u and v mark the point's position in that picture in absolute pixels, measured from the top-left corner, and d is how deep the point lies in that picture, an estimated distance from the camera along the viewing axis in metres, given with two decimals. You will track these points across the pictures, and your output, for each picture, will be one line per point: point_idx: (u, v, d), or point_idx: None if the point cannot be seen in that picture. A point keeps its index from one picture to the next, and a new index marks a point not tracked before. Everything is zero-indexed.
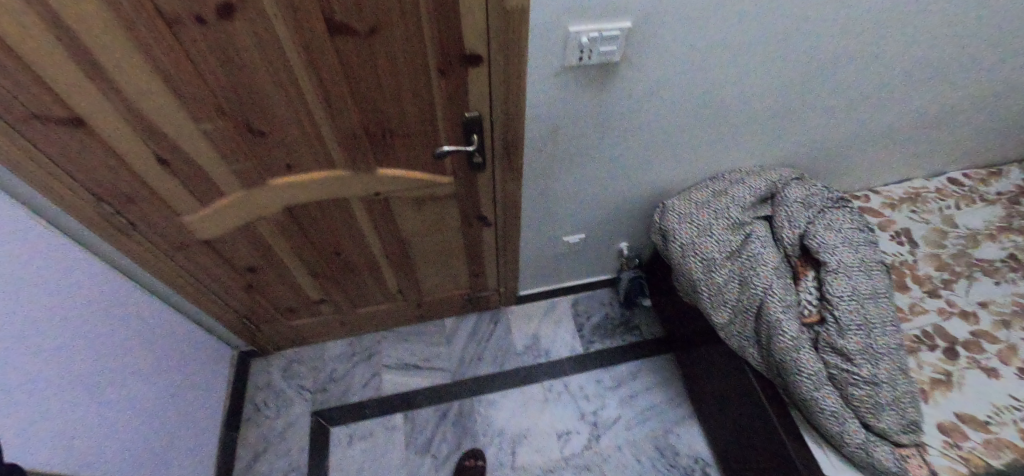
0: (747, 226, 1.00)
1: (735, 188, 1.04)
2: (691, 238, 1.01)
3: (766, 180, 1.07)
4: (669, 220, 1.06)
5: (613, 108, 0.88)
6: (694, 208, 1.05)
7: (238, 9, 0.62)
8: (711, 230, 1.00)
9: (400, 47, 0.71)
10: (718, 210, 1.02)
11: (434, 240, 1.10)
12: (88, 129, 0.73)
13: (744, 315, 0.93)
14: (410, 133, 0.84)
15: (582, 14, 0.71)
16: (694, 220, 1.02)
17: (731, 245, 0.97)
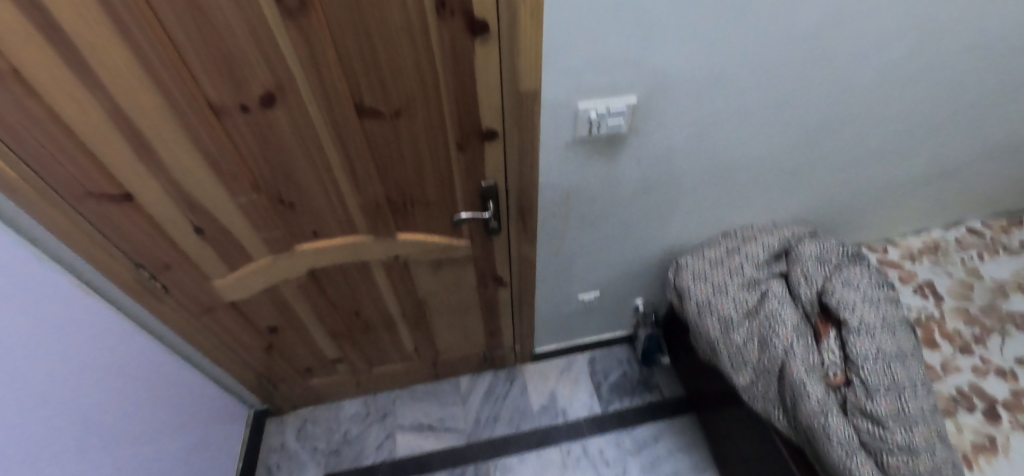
0: (763, 284, 1.00)
1: (748, 246, 1.06)
2: (706, 296, 1.01)
3: (779, 236, 1.08)
4: (683, 278, 1.06)
5: (622, 173, 0.92)
6: (707, 265, 1.05)
7: (279, 97, 0.70)
8: (726, 288, 1.00)
9: (422, 126, 0.77)
10: (732, 269, 1.03)
11: (451, 300, 1.12)
12: (135, 203, 0.79)
13: (767, 377, 0.91)
14: (429, 201, 0.88)
15: (589, 92, 0.77)
16: (708, 278, 1.03)
17: (748, 304, 0.97)
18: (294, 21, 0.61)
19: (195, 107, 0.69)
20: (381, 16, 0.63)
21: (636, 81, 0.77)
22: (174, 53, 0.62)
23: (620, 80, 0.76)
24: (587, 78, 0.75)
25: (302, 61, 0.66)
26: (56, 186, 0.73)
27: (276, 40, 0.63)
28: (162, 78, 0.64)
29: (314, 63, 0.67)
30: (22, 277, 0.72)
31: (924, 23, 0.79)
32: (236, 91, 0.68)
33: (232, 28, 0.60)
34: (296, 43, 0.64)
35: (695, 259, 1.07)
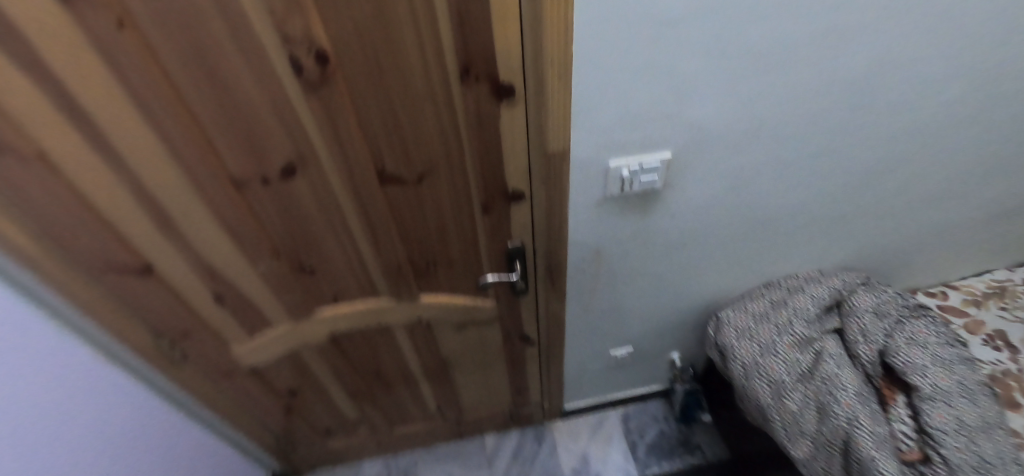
0: (816, 343, 0.91)
1: (795, 298, 0.97)
2: (753, 357, 0.92)
3: (830, 286, 0.99)
4: (725, 335, 0.98)
5: (655, 227, 0.87)
6: (752, 321, 0.97)
7: (300, 169, 0.68)
8: (775, 347, 0.92)
9: (446, 190, 0.74)
10: (780, 325, 0.94)
11: (476, 359, 1.06)
12: (154, 274, 0.77)
13: (830, 451, 0.82)
14: (454, 263, 0.84)
15: (620, 150, 0.73)
16: (754, 336, 0.95)
17: (802, 365, 0.88)
18: (316, 91, 0.60)
19: (214, 177, 0.67)
20: (404, 81, 0.61)
21: (670, 137, 0.73)
22: (194, 125, 0.61)
23: (652, 137, 0.72)
24: (619, 136, 0.71)
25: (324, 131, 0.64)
26: (76, 262, 0.71)
27: (298, 110, 0.62)
28: (181, 150, 0.63)
29: (336, 134, 0.65)
30: (25, 350, 0.69)
31: (975, 63, 0.74)
32: (256, 162, 0.66)
33: (254, 102, 0.60)
34: (318, 113, 0.62)
35: (737, 313, 0.99)
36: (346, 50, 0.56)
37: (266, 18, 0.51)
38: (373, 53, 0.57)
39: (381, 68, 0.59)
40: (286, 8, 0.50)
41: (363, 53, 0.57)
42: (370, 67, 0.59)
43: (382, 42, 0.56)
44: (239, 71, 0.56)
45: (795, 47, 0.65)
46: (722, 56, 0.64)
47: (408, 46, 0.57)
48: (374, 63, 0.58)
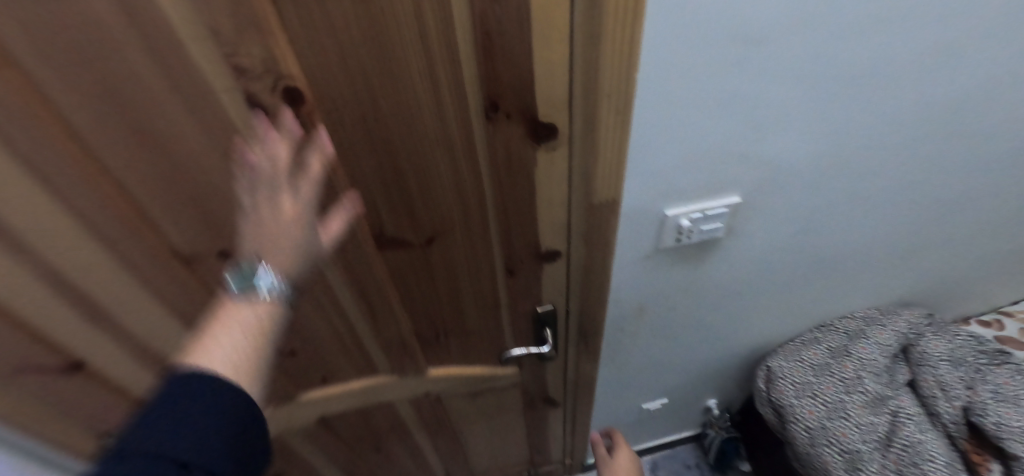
0: (889, 401, 0.83)
1: (859, 347, 0.87)
2: (820, 420, 0.83)
3: (895, 328, 0.88)
4: (782, 391, 0.87)
5: (709, 277, 0.73)
6: (811, 375, 0.87)
7: None
8: (845, 409, 0.82)
9: (462, 252, 0.58)
10: (846, 380, 0.85)
11: (493, 424, 0.91)
12: (87, 371, 0.59)
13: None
14: (469, 332, 0.69)
15: (681, 197, 0.58)
16: (817, 394, 0.85)
17: (878, 431, 0.80)
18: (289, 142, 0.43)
19: (157, 249, 0.50)
20: (410, 124, 0.45)
21: (740, 177, 0.59)
22: (118, 190, 0.44)
23: (721, 179, 0.58)
24: (680, 180, 0.57)
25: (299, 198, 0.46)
26: None
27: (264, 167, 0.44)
28: (102, 225, 0.46)
29: (318, 196, 0.48)
30: None
31: None
32: (213, 229, 0.50)
33: (201, 162, 0.44)
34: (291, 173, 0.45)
35: (793, 365, 0.88)
36: (328, 85, 0.40)
37: (208, 44, 0.35)
38: (366, 89, 0.41)
39: (377, 108, 0.43)
40: (236, 31, 0.34)
41: (352, 89, 0.41)
42: (363, 107, 0.42)
43: (380, 74, 0.40)
44: (178, 118, 0.40)
45: (896, 67, 0.52)
46: (813, 82, 0.51)
47: (415, 79, 0.41)
48: (368, 103, 0.42)
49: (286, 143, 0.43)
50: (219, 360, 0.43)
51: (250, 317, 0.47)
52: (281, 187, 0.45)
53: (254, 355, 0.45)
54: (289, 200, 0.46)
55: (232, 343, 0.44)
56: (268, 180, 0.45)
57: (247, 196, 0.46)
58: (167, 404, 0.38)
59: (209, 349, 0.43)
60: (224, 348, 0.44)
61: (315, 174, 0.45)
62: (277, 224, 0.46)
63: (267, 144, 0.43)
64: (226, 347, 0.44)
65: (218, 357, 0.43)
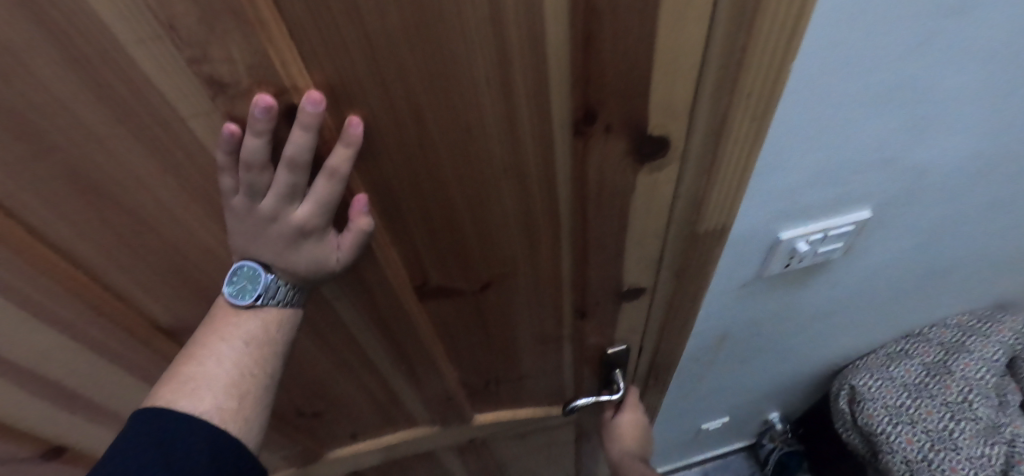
0: (1005, 430, 0.84)
1: (960, 363, 0.90)
2: (922, 451, 0.87)
3: (1002, 343, 0.89)
4: (875, 417, 0.91)
5: (806, 299, 0.62)
6: (905, 398, 0.91)
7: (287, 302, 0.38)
8: (953, 441, 0.86)
9: (525, 296, 0.46)
10: (949, 406, 0.88)
11: (540, 457, 0.82)
12: (67, 460, 0.48)
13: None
14: (525, 376, 0.58)
15: (802, 217, 0.46)
16: (916, 421, 0.88)
17: (989, 462, 0.83)
18: (286, 205, 0.29)
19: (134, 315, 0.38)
20: (470, 147, 0.31)
21: (877, 189, 0.47)
22: (62, 260, 0.31)
23: (854, 194, 0.46)
24: (806, 197, 0.44)
25: (308, 275, 0.32)
26: None
27: (249, 245, 0.30)
28: (48, 305, 0.33)
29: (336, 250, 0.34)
30: None
31: None
32: (205, 288, 0.38)
33: (172, 210, 0.30)
34: (293, 245, 0.30)
35: (883, 388, 0.92)
36: (351, 99, 0.26)
37: (162, 47, 0.21)
38: (410, 102, 0.27)
39: (423, 127, 0.29)
40: (203, 22, 0.20)
41: (388, 102, 0.27)
42: (403, 126, 0.29)
43: (431, 79, 0.26)
44: (126, 155, 0.26)
45: None
46: (1011, 70, 0.37)
47: (480, 86, 0.27)
48: (412, 121, 0.28)
49: (305, 122, 0.26)
50: (206, 405, 0.30)
51: (257, 332, 0.32)
52: (288, 183, 0.28)
53: (257, 403, 0.32)
54: (300, 198, 0.29)
55: (235, 367, 0.32)
56: (267, 168, 0.27)
57: (230, 180, 0.28)
58: (154, 445, 0.29)
59: (195, 390, 0.31)
60: (216, 391, 0.31)
61: (344, 166, 0.28)
62: (279, 228, 0.29)
63: (265, 117, 0.25)
64: (217, 385, 0.31)
65: (204, 403, 0.30)
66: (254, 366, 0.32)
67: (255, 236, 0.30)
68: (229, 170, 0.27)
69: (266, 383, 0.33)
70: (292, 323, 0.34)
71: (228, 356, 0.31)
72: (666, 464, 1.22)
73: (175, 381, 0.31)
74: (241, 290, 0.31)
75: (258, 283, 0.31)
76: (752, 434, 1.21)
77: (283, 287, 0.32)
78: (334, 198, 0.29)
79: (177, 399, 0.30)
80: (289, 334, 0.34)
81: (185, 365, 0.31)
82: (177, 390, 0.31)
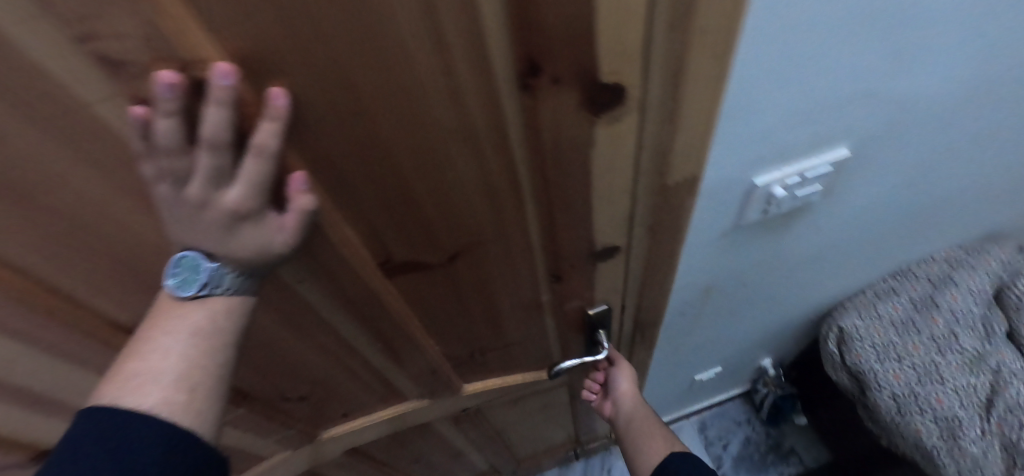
0: (990, 361, 0.88)
1: (947, 297, 0.91)
2: (909, 387, 0.89)
3: (989, 273, 0.90)
4: (863, 355, 0.93)
5: (789, 246, 0.61)
6: (893, 335, 0.92)
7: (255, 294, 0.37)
8: (940, 374, 0.89)
9: (497, 265, 0.45)
10: (937, 340, 0.90)
11: (537, 419, 0.84)
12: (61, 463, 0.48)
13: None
14: (510, 344, 0.58)
15: (778, 160, 0.44)
16: (902, 357, 0.91)
17: (973, 389, 0.87)
18: (217, 189, 0.27)
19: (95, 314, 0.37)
20: (412, 112, 0.29)
21: (858, 124, 0.44)
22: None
23: (831, 132, 0.44)
24: (782, 140, 0.42)
25: (255, 261, 0.30)
26: None
27: (184, 234, 0.29)
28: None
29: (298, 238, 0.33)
30: None
31: None
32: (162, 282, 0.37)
33: (101, 204, 0.29)
34: (230, 231, 0.29)
35: (871, 327, 0.93)
36: (269, 68, 0.24)
37: (47, 31, 0.19)
38: (336, 68, 0.25)
39: (357, 95, 0.27)
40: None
41: (311, 70, 0.24)
42: (334, 94, 0.26)
43: (349, 43, 0.24)
44: (39, 152, 0.24)
45: None
46: None
47: (410, 49, 0.25)
48: (342, 89, 0.26)
49: (218, 96, 0.23)
50: (153, 401, 0.30)
51: (203, 323, 0.31)
52: (213, 165, 0.26)
53: (208, 395, 0.32)
54: (230, 180, 0.27)
55: (178, 361, 0.30)
56: (186, 150, 0.25)
57: (150, 167, 0.26)
58: (99, 449, 0.28)
59: (141, 387, 0.30)
60: (162, 386, 0.30)
61: (272, 141, 0.26)
62: (212, 214, 0.28)
63: (173, 95, 0.23)
64: (163, 381, 0.30)
65: (150, 398, 0.30)
66: (202, 358, 0.31)
67: (187, 224, 0.28)
68: (147, 156, 0.25)
69: (218, 374, 0.32)
70: (244, 311, 0.33)
71: (173, 350, 0.30)
72: (665, 415, 1.26)
73: (120, 377, 0.30)
74: (183, 282, 0.30)
75: (200, 273, 0.30)
76: (747, 380, 1.24)
77: (228, 275, 0.31)
78: (267, 177, 0.27)
79: (122, 397, 0.30)
80: (241, 323, 0.33)
81: (130, 360, 0.31)
82: (122, 387, 0.30)
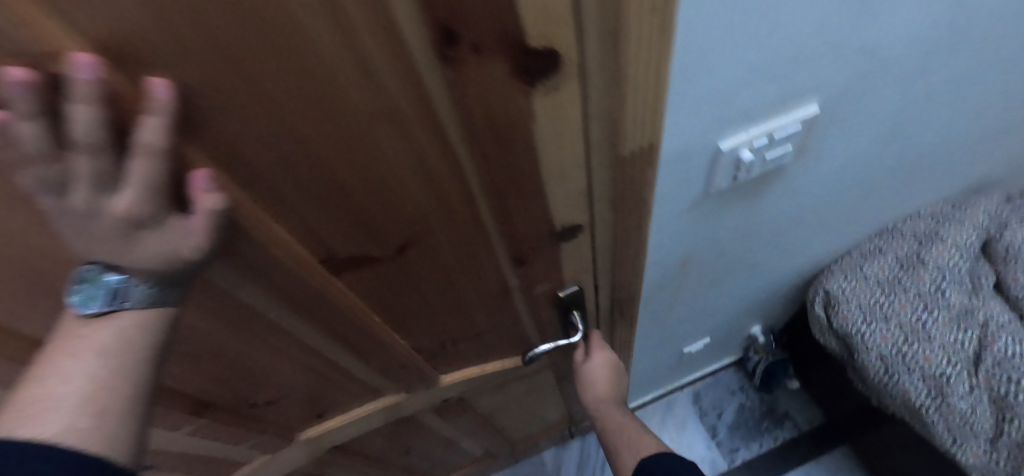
0: (977, 314, 0.87)
1: (932, 252, 0.90)
2: (895, 345, 0.88)
3: (975, 227, 0.89)
4: (849, 317, 0.92)
5: (765, 212, 0.59)
6: (880, 294, 0.91)
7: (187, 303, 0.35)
8: (926, 330, 0.87)
9: (453, 253, 0.43)
10: (923, 297, 0.89)
11: (525, 402, 0.84)
12: None
13: (1011, 441, 0.80)
14: (481, 332, 0.56)
15: (742, 122, 0.42)
16: (888, 317, 0.90)
17: (959, 345, 0.86)
18: (106, 196, 0.25)
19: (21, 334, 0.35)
20: (325, 96, 0.26)
21: (828, 76, 0.41)
22: None
23: (799, 88, 0.41)
24: (744, 100, 0.39)
25: (164, 268, 0.29)
26: None
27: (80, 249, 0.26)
28: None
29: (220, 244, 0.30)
30: None
31: None
32: None
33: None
34: (129, 240, 0.27)
35: (856, 288, 0.92)
36: (146, 60, 0.20)
37: None
38: (224, 54, 0.21)
39: (257, 83, 0.24)
40: None
41: (194, 59, 0.21)
42: (229, 84, 0.23)
43: (243, 30, 0.20)
44: None
45: None
46: None
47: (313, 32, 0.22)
48: (239, 78, 0.23)
49: (81, 95, 0.20)
50: (53, 429, 0.28)
51: (110, 341, 0.29)
52: (96, 169, 0.24)
53: (126, 418, 0.30)
54: (119, 184, 0.25)
55: (81, 384, 0.28)
56: (59, 155, 0.23)
57: (24, 177, 0.23)
58: None
59: (39, 415, 0.28)
60: (64, 412, 0.28)
61: (161, 140, 0.23)
62: (104, 223, 0.25)
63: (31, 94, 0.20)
64: (65, 406, 0.28)
65: (49, 426, 0.27)
66: (111, 378, 0.29)
67: (82, 235, 0.26)
68: (16, 166, 0.22)
69: (131, 393, 0.30)
70: (160, 327, 0.31)
71: (76, 373, 0.29)
72: (658, 388, 1.26)
73: (17, 407, 0.28)
74: (88, 297, 0.28)
75: (104, 286, 0.28)
76: (739, 348, 1.24)
77: (137, 287, 0.29)
78: (160, 178, 0.25)
79: (19, 427, 0.28)
80: (157, 339, 0.31)
81: (30, 387, 0.29)
82: (17, 418, 0.28)
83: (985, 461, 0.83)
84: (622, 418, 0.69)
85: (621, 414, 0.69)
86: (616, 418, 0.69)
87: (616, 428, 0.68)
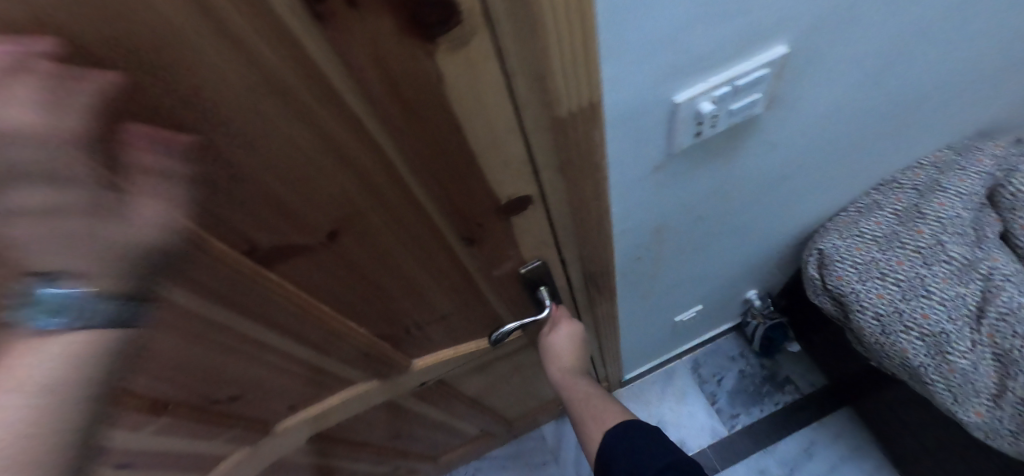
0: (981, 268, 0.83)
1: (933, 203, 0.84)
2: (892, 303, 0.84)
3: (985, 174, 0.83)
4: (844, 277, 0.88)
5: (743, 171, 0.55)
6: (875, 251, 0.87)
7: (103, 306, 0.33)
8: (926, 285, 0.83)
9: (393, 236, 0.40)
10: (924, 253, 0.84)
11: (512, 381, 0.83)
12: None
13: (1014, 399, 0.77)
14: (446, 314, 0.54)
15: (698, 70, 0.38)
16: (886, 275, 0.85)
17: (961, 302, 0.82)
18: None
19: None
20: (189, 79, 0.22)
21: (793, 11, 0.36)
22: None
23: (761, 26, 0.36)
24: (697, 44, 0.35)
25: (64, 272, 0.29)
26: None
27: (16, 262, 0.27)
28: None
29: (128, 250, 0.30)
30: None
31: None
32: None
33: None
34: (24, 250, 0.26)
35: (852, 246, 0.87)
36: None
37: None
38: (47, 32, 0.18)
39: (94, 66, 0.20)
40: None
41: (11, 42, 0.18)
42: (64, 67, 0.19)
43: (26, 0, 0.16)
44: None
45: None
46: None
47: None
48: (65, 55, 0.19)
49: None
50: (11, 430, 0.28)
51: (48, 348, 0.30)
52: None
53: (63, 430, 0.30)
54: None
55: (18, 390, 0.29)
56: None
57: None
58: None
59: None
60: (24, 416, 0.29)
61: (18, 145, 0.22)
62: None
63: None
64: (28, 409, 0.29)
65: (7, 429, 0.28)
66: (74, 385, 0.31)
67: (33, 242, 0.26)
68: None
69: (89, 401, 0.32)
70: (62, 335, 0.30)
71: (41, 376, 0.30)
72: (655, 359, 1.25)
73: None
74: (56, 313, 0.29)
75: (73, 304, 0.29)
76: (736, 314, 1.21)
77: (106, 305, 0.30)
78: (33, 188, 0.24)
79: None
80: (107, 364, 0.33)
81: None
82: None
83: (987, 419, 0.80)
84: (589, 388, 0.66)
85: (589, 384, 0.66)
86: (582, 388, 0.66)
87: (582, 398, 0.65)
